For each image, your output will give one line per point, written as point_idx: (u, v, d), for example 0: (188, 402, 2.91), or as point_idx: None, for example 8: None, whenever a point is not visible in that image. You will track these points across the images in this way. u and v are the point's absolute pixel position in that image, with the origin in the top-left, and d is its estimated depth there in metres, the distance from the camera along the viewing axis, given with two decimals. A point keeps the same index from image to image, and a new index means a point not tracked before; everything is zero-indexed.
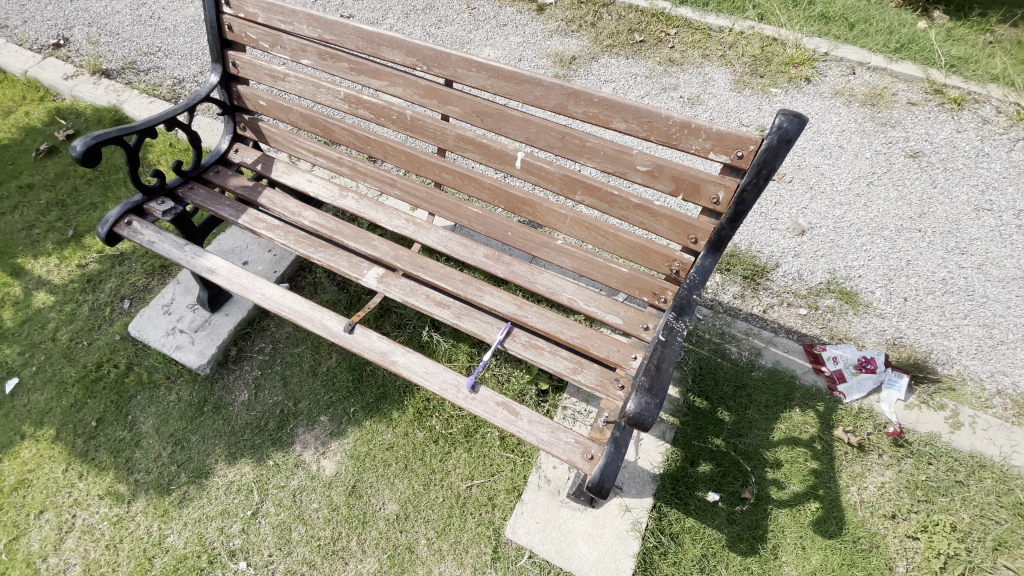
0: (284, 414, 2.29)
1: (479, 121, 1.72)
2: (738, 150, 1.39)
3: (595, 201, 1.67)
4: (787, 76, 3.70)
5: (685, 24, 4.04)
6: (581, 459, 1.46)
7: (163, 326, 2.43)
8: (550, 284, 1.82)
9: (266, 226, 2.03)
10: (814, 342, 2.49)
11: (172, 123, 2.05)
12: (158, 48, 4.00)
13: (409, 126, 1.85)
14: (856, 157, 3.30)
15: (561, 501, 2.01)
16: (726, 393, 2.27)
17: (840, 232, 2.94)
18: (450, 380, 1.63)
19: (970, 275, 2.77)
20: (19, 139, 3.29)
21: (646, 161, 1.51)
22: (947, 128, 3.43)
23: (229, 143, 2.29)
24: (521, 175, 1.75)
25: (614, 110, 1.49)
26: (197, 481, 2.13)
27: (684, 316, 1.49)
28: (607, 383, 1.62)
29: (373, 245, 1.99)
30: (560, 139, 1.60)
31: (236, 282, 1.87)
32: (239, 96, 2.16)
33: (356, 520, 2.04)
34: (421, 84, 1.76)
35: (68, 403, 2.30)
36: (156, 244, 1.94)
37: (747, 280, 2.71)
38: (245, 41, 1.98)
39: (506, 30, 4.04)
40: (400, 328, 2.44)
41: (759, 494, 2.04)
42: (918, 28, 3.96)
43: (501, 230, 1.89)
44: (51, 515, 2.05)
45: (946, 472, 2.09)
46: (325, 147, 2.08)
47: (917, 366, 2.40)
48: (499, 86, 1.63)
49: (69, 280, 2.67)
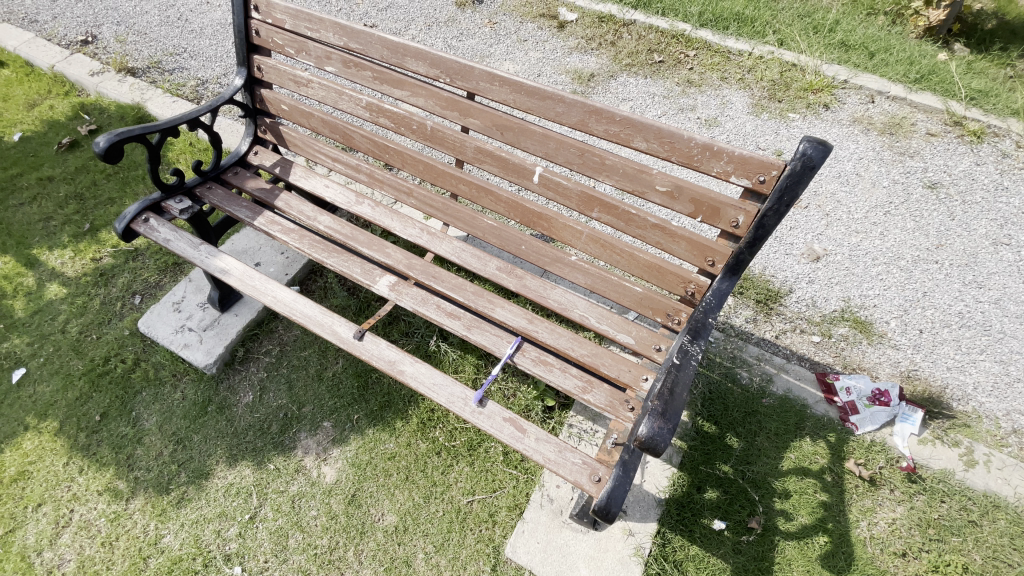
0: (287, 418, 2.27)
1: (498, 134, 1.72)
2: (759, 175, 1.38)
3: (612, 218, 1.66)
4: (805, 102, 3.70)
5: (705, 47, 4.06)
6: (588, 481, 1.42)
7: (172, 323, 2.44)
8: (562, 300, 1.80)
9: (281, 229, 2.03)
10: (826, 370, 2.45)
11: (195, 123, 2.07)
12: (184, 49, 4.08)
13: (429, 136, 1.86)
14: (873, 186, 3.27)
15: (563, 522, 1.97)
16: (735, 419, 2.23)
17: (856, 260, 2.91)
18: (457, 394, 1.61)
19: (987, 309, 2.72)
20: (43, 132, 3.34)
21: (665, 182, 1.50)
22: (965, 160, 3.40)
23: (248, 145, 2.31)
24: (538, 190, 1.74)
25: (635, 129, 1.49)
26: (196, 482, 2.11)
27: (699, 339, 1.47)
28: (617, 404, 1.60)
29: (385, 252, 1.98)
30: (580, 156, 1.60)
31: (248, 283, 1.87)
32: (262, 100, 2.19)
33: (354, 530, 2.01)
34: (442, 96, 1.77)
35: (74, 396, 2.30)
36: (171, 242, 1.94)
37: (760, 304, 2.68)
38: (271, 46, 2.00)
39: (526, 45, 4.08)
40: (408, 337, 2.43)
41: (767, 524, 1.99)
42: (938, 60, 3.94)
43: (515, 243, 1.88)
44: (49, 509, 2.04)
45: (959, 511, 2.04)
46: (343, 153, 2.09)
47: (932, 401, 2.34)
48: (521, 101, 1.63)
49: (82, 273, 2.69)
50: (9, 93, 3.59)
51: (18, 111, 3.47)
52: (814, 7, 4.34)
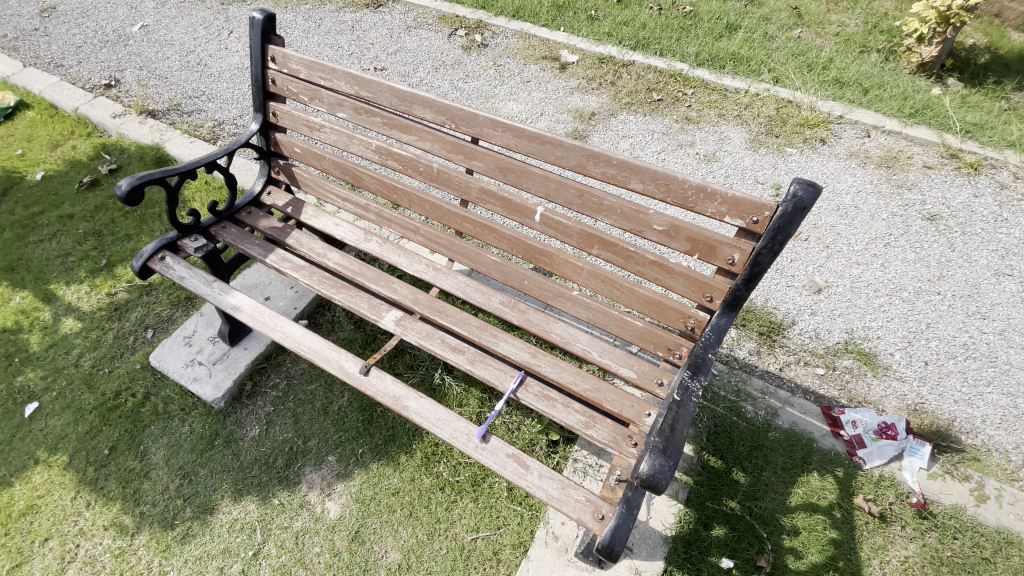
0: (293, 452, 2.29)
1: (501, 175, 1.79)
2: (752, 216, 1.42)
3: (612, 255, 1.70)
4: (801, 136, 3.80)
5: (703, 85, 4.20)
6: (592, 519, 1.42)
7: (183, 357, 2.48)
8: (564, 334, 1.83)
9: (292, 265, 2.09)
10: (832, 404, 2.44)
11: (212, 165, 2.16)
12: (202, 92, 4.27)
13: (435, 177, 1.93)
14: (872, 218, 3.32)
15: (569, 560, 1.93)
16: (741, 453, 2.22)
17: (858, 291, 2.93)
18: (461, 429, 1.63)
19: (992, 341, 2.72)
20: (65, 171, 3.49)
21: (662, 221, 1.55)
22: (963, 192, 3.45)
23: (262, 185, 2.40)
24: (540, 228, 1.80)
25: (632, 172, 1.55)
26: (201, 517, 2.11)
27: (699, 374, 1.49)
28: (620, 439, 1.60)
29: (392, 287, 2.03)
30: (579, 197, 1.66)
31: (258, 319, 1.92)
32: (276, 143, 2.29)
33: (357, 568, 2.00)
34: (448, 140, 1.85)
35: (84, 429, 2.34)
36: (186, 279, 2.01)
37: (763, 336, 2.70)
38: (286, 94, 2.11)
39: (529, 86, 4.24)
40: (413, 369, 2.46)
41: (776, 563, 1.96)
42: (931, 95, 4.04)
43: (518, 278, 1.93)
44: (55, 544, 2.04)
45: (972, 548, 1.99)
46: (352, 193, 2.17)
47: (940, 434, 2.32)
48: (522, 145, 1.70)
49: (97, 308, 2.77)
50: (34, 135, 3.76)
51: (42, 151, 3.63)
52: (808, 46, 4.49)
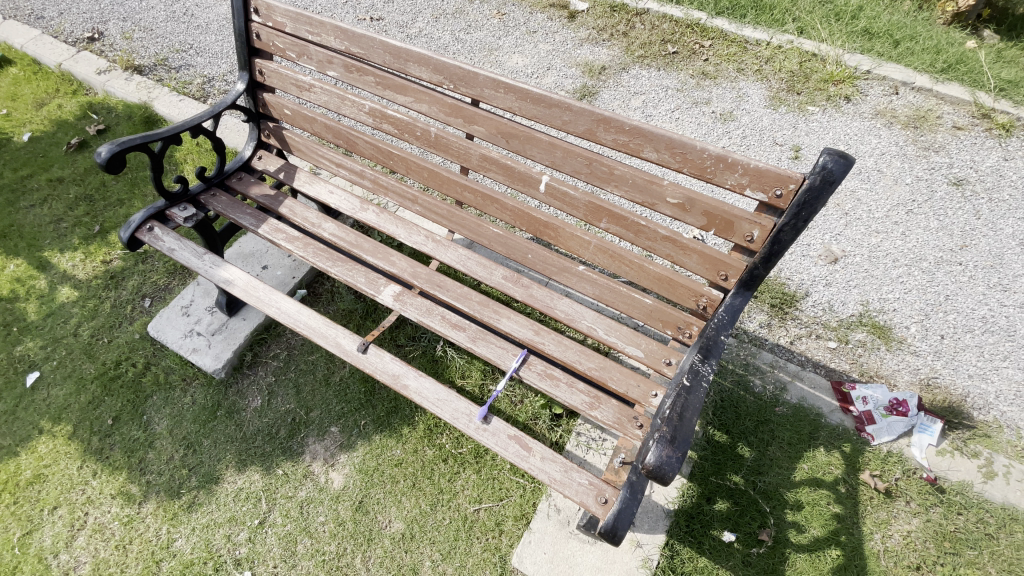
0: (295, 422, 2.28)
1: (504, 142, 1.67)
2: (776, 189, 1.31)
3: (621, 229, 1.60)
4: (825, 94, 3.58)
5: (721, 36, 3.93)
6: (594, 502, 1.39)
7: (181, 328, 2.44)
8: (569, 311, 1.75)
9: (286, 236, 2.00)
10: (843, 378, 2.38)
11: (198, 129, 2.04)
12: (190, 45, 4.05)
13: (433, 143, 1.81)
14: (895, 183, 3.16)
15: (570, 533, 1.95)
16: (747, 428, 2.20)
17: (876, 262, 2.81)
18: (462, 409, 1.59)
19: (1012, 314, 2.62)
20: (52, 131, 3.35)
21: (677, 194, 1.44)
22: (993, 155, 3.26)
23: (252, 150, 2.28)
24: (545, 199, 1.68)
25: (646, 139, 1.42)
26: (206, 487, 2.13)
27: (710, 357, 1.42)
28: (625, 421, 1.55)
29: (390, 260, 1.94)
30: (587, 165, 1.54)
31: (252, 294, 1.85)
32: (265, 104, 2.15)
33: (361, 537, 2.02)
34: (447, 102, 1.71)
35: (87, 399, 2.34)
36: (176, 251, 1.93)
37: (775, 309, 2.61)
38: (272, 50, 1.96)
39: (535, 37, 3.98)
40: (414, 341, 2.41)
41: (778, 537, 1.96)
42: (966, 48, 3.77)
43: (521, 251, 1.83)
44: (64, 512, 2.08)
45: (976, 524, 1.98)
46: (347, 159, 2.06)
47: (952, 411, 2.27)
48: (527, 109, 1.57)
49: (93, 276, 2.71)
50: (18, 93, 3.60)
51: (27, 111, 3.48)
52: None
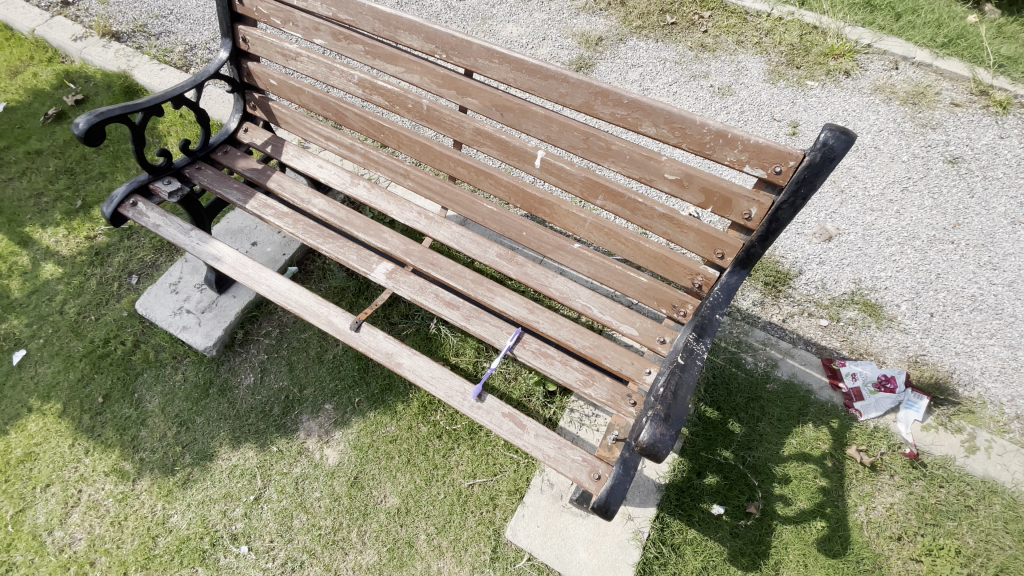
0: (289, 400, 2.28)
1: (498, 115, 1.62)
2: (776, 165, 1.29)
3: (617, 207, 1.57)
4: (824, 68, 3.51)
5: (721, 7, 3.82)
6: (587, 478, 1.41)
7: (170, 305, 2.40)
8: (564, 289, 1.74)
9: (274, 212, 1.96)
10: (833, 356, 2.41)
11: (180, 100, 1.96)
12: (170, 11, 3.88)
13: (425, 115, 1.75)
14: (892, 160, 3.14)
15: (563, 506, 2.00)
16: (738, 404, 2.23)
17: (869, 240, 2.81)
18: (456, 388, 1.58)
19: (1001, 292, 2.65)
20: (27, 101, 3.22)
21: (675, 170, 1.41)
22: (989, 133, 3.24)
23: (238, 122, 2.20)
24: (540, 175, 1.65)
25: (644, 113, 1.39)
26: (201, 464, 2.14)
27: (704, 336, 1.41)
28: (619, 398, 1.56)
29: (382, 237, 1.90)
30: (584, 140, 1.50)
31: (241, 271, 1.82)
32: (249, 74, 2.07)
33: (356, 512, 2.04)
34: (439, 73, 1.65)
35: (76, 377, 2.31)
36: (160, 227, 1.89)
37: (768, 287, 2.62)
38: (256, 16, 1.87)
39: (530, 6, 3.85)
40: (408, 319, 2.39)
41: (765, 509, 2.01)
42: (967, 23, 3.71)
43: (516, 229, 1.80)
44: (57, 489, 2.07)
45: (957, 496, 2.04)
46: (336, 132, 2.00)
47: (938, 387, 2.31)
48: (522, 80, 1.52)
49: (77, 252, 2.65)
50: None
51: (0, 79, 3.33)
52: None
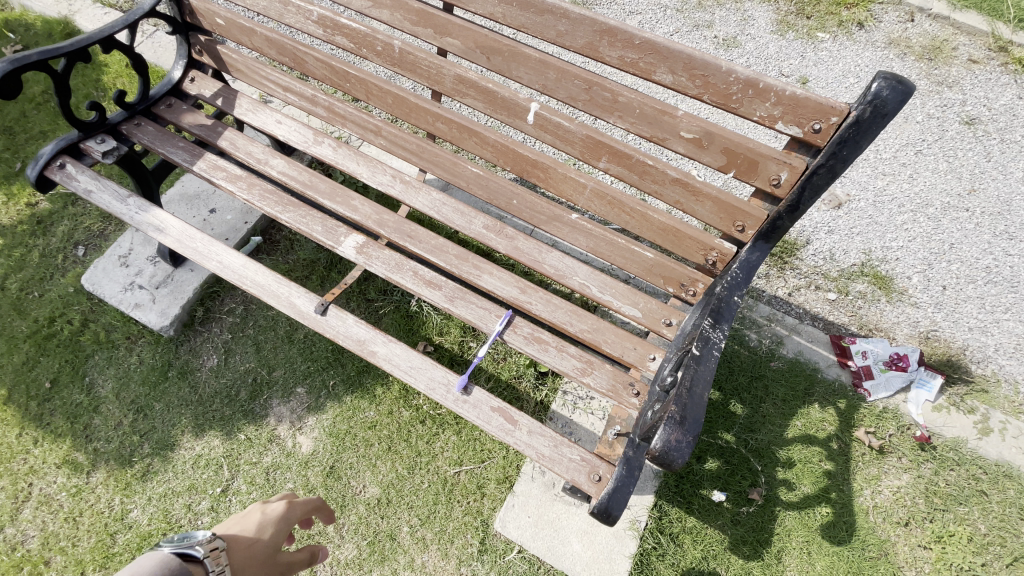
0: (257, 383, 2.09)
1: (484, 59, 1.37)
2: (815, 122, 1.08)
3: (622, 170, 1.36)
4: (836, 19, 3.25)
5: None
6: (586, 480, 1.26)
7: (120, 281, 2.16)
8: (559, 266, 1.54)
9: (226, 176, 1.71)
10: (842, 332, 2.27)
11: (109, 42, 1.67)
12: None
13: (398, 61, 1.50)
14: (906, 121, 2.94)
15: (555, 495, 1.85)
16: (741, 384, 2.09)
17: (880, 207, 2.64)
18: (438, 378, 1.40)
19: (1015, 264, 2.51)
20: None
21: (693, 127, 1.20)
22: (1007, 92, 3.04)
23: (183, 70, 1.91)
24: (533, 132, 1.42)
25: (658, 57, 1.16)
26: (161, 454, 1.96)
27: (721, 322, 1.23)
28: (621, 388, 1.40)
29: (352, 205, 1.67)
30: (585, 90, 1.27)
31: (188, 244, 1.58)
32: (191, 11, 1.77)
33: (333, 504, 1.89)
34: (413, 8, 1.40)
35: (19, 360, 2.09)
36: (93, 193, 1.64)
37: (775, 258, 2.45)
38: None
39: None
40: (386, 295, 2.18)
41: (768, 495, 1.91)
42: None
43: (505, 196, 1.58)
44: (4, 484, 1.89)
45: (968, 480, 1.95)
46: (296, 81, 1.73)
47: (950, 364, 2.19)
48: (512, 16, 1.28)
49: (15, 221, 2.37)
50: None
51: None
52: None
